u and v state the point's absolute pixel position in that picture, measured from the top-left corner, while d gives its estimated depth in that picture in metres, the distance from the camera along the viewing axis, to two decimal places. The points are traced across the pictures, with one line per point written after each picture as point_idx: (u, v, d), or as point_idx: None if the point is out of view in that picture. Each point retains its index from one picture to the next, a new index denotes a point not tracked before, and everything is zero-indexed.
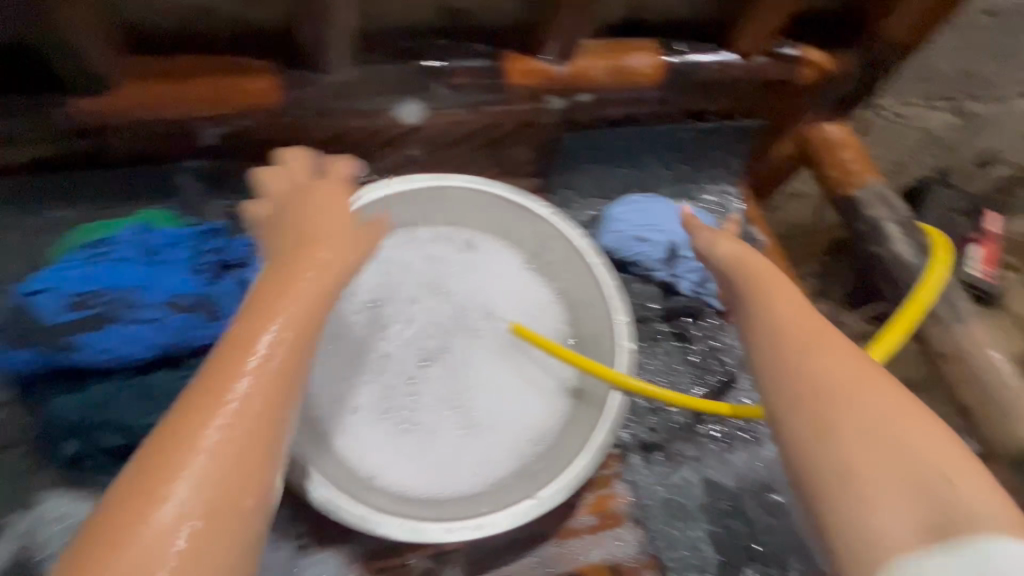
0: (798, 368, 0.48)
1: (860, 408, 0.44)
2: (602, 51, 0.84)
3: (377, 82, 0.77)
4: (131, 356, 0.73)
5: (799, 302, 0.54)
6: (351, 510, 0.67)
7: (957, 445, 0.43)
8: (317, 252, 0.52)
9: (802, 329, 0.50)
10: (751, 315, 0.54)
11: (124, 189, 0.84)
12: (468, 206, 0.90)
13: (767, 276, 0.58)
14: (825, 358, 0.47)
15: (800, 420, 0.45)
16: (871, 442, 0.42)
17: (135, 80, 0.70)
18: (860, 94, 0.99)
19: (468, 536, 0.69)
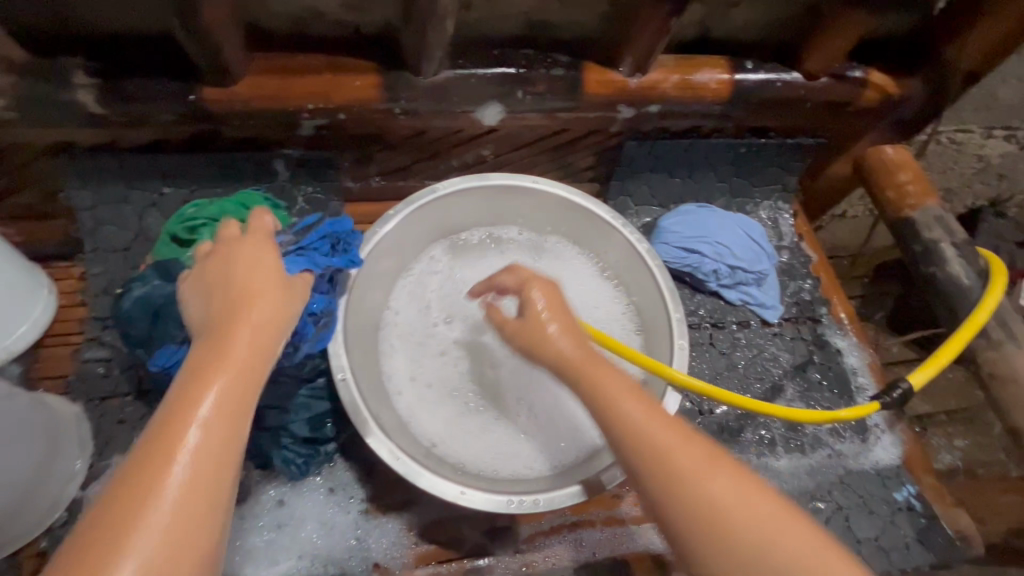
0: (686, 491, 0.51)
1: (745, 517, 0.48)
2: (674, 66, 0.89)
3: (465, 87, 0.84)
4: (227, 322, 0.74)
5: (652, 411, 0.56)
6: (422, 474, 0.71)
7: (826, 543, 0.48)
8: (255, 308, 0.54)
9: (679, 443, 0.53)
10: (615, 428, 0.56)
11: (231, 172, 0.93)
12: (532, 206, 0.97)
13: (591, 367, 0.61)
14: (709, 479, 0.50)
15: (695, 549, 0.50)
16: (755, 566, 0.47)
17: (261, 73, 0.79)
18: (923, 118, 1.01)
19: (528, 510, 0.71)
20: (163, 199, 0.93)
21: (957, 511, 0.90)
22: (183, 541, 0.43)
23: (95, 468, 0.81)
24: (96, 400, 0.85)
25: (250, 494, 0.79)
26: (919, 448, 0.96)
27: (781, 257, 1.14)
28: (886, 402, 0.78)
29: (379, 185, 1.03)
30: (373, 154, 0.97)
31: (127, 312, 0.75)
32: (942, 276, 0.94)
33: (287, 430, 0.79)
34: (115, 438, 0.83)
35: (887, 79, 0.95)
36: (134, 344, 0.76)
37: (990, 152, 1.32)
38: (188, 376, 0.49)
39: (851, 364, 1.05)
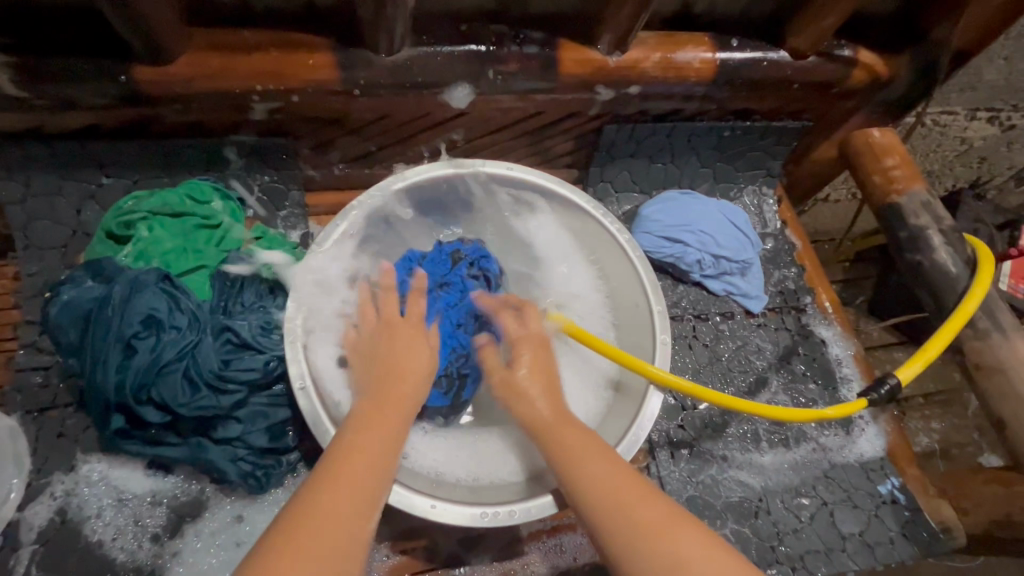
0: (648, 549, 0.48)
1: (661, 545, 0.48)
2: (656, 44, 0.83)
3: (431, 66, 0.77)
4: (170, 330, 0.70)
5: (616, 468, 0.57)
6: (389, 487, 0.67)
7: None
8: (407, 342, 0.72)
9: (642, 499, 0.52)
10: (583, 486, 0.56)
11: (177, 160, 0.85)
12: (504, 196, 0.92)
13: (556, 431, 0.63)
14: (671, 536, 0.48)
15: None
16: None
17: (201, 51, 0.71)
18: (911, 101, 0.97)
19: (505, 522, 0.68)
20: (102, 190, 0.84)
21: (940, 502, 0.89)
22: (356, 531, 0.48)
23: (33, 487, 0.73)
24: (34, 411, 0.77)
25: (206, 510, 0.74)
26: (903, 439, 0.94)
27: (765, 245, 1.10)
28: (875, 399, 0.76)
29: (342, 173, 0.95)
30: (333, 139, 0.89)
31: (68, 323, 0.71)
32: (929, 264, 0.91)
33: (242, 440, 0.73)
34: (56, 453, 0.75)
35: (877, 57, 0.91)
36: (65, 354, 0.71)
37: (973, 134, 1.30)
38: (362, 417, 0.59)
39: (836, 354, 1.03)
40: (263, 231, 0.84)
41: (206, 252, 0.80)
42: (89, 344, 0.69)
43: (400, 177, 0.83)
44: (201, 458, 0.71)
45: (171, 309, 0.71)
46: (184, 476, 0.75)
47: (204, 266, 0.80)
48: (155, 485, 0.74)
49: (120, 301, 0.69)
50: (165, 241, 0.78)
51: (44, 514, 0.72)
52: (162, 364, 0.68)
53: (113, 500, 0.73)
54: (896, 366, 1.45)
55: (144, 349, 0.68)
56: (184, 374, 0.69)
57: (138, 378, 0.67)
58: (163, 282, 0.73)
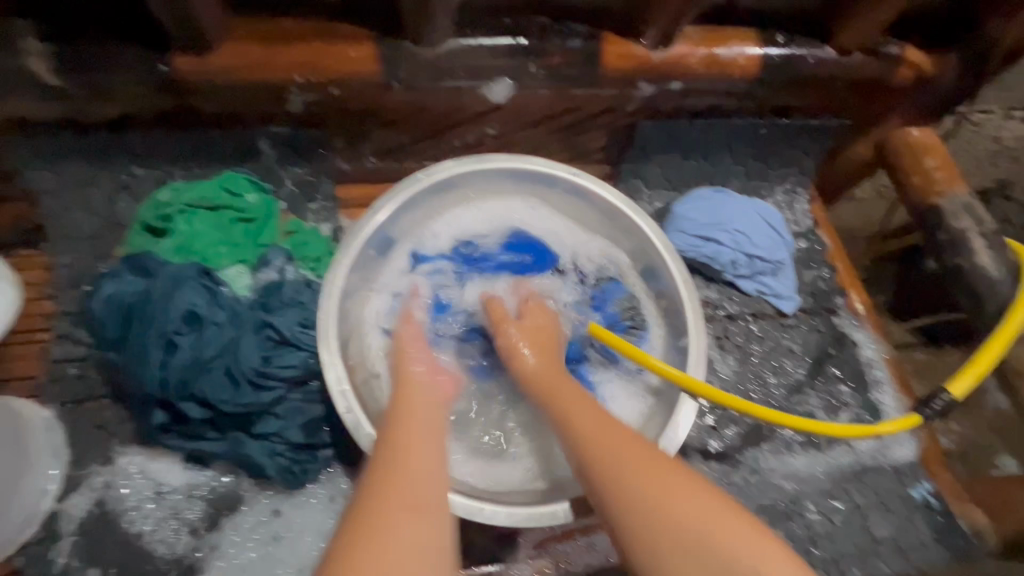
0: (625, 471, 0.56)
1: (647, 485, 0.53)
2: (701, 39, 0.81)
3: (473, 60, 0.76)
4: (209, 323, 0.70)
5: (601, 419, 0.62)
6: None
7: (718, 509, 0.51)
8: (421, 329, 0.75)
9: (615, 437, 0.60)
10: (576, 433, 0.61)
11: (213, 153, 0.85)
12: (528, 193, 0.91)
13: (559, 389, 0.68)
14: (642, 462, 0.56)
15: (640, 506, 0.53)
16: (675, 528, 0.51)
17: (243, 42, 0.70)
18: (954, 100, 0.95)
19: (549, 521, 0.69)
20: (135, 180, 0.84)
21: (969, 506, 0.88)
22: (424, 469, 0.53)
23: (72, 478, 0.74)
24: (71, 402, 0.77)
25: (243, 503, 0.74)
26: (933, 441, 0.93)
27: (797, 244, 1.09)
28: (925, 415, 0.76)
29: (373, 167, 0.93)
30: (366, 132, 0.87)
31: (109, 315, 0.70)
32: (968, 267, 0.89)
33: (280, 436, 0.73)
34: (94, 444, 0.75)
35: (924, 56, 0.90)
36: (107, 347, 0.71)
37: (1008, 133, 1.27)
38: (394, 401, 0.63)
39: (868, 356, 1.02)
40: (299, 225, 0.84)
41: (244, 246, 0.79)
42: (132, 338, 0.68)
43: (426, 172, 0.82)
44: (241, 452, 0.71)
45: (212, 305, 0.71)
46: (222, 470, 0.75)
47: (242, 261, 0.79)
48: (193, 478, 0.74)
49: (161, 297, 0.69)
50: (203, 234, 0.78)
51: (83, 505, 0.73)
52: (202, 358, 0.68)
53: (151, 493, 0.74)
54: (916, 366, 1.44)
55: (186, 346, 0.68)
56: (225, 371, 0.69)
57: (180, 375, 0.67)
58: (202, 277, 0.72)
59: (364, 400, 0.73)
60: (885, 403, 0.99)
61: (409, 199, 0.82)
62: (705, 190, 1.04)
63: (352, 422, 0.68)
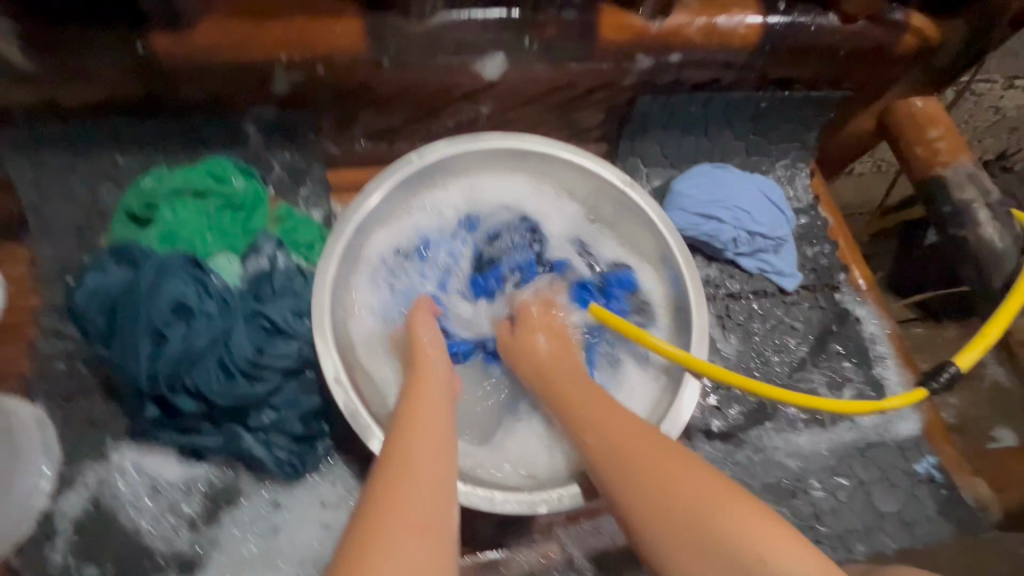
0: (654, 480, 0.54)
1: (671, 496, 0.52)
2: (700, 8, 0.78)
3: (465, 33, 0.73)
4: (199, 315, 0.67)
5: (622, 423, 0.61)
6: None
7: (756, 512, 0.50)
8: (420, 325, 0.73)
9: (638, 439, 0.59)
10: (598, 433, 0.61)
11: (198, 138, 0.82)
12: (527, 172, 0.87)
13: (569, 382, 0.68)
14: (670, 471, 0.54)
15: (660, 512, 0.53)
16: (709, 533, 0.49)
17: (222, 19, 0.67)
18: (959, 67, 0.93)
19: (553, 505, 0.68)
20: (116, 169, 0.81)
21: (975, 481, 0.88)
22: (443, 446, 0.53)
23: (66, 475, 0.72)
24: (60, 399, 0.75)
25: (242, 496, 0.73)
26: (937, 415, 0.93)
27: (798, 221, 1.07)
28: (930, 389, 0.76)
29: (364, 150, 0.90)
30: (355, 113, 0.84)
31: (94, 308, 0.68)
32: (973, 239, 0.88)
33: (278, 426, 0.71)
34: (86, 440, 0.74)
35: (928, 22, 0.87)
36: (94, 342, 0.69)
37: (1009, 102, 1.25)
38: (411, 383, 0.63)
39: (870, 332, 1.01)
40: (289, 211, 0.81)
41: (232, 234, 0.77)
42: (118, 332, 0.66)
43: (417, 154, 0.79)
44: (238, 445, 0.70)
45: (201, 295, 0.68)
46: (219, 463, 0.73)
47: (231, 249, 0.76)
48: (190, 472, 0.73)
49: (147, 287, 0.66)
50: (189, 222, 0.75)
51: (79, 502, 0.71)
52: (194, 350, 0.66)
53: (147, 488, 0.72)
54: (915, 341, 1.43)
55: (175, 338, 0.66)
56: (218, 362, 0.67)
57: (171, 368, 0.65)
58: (190, 266, 0.70)
59: (363, 387, 0.71)
60: (888, 378, 0.98)
61: (400, 183, 0.79)
62: (704, 166, 1.02)
63: (348, 410, 0.67)
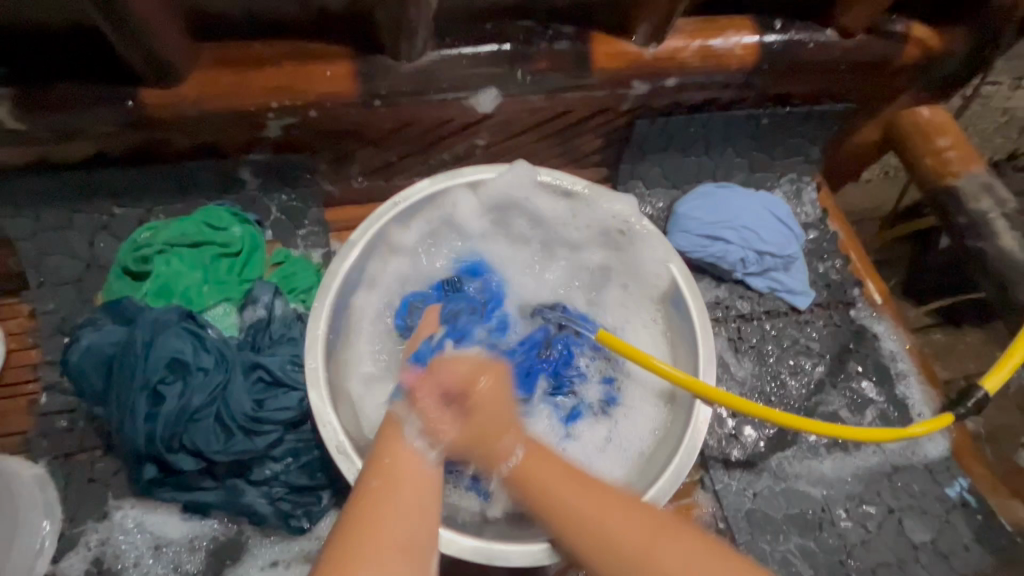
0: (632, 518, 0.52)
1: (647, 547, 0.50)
2: (695, 31, 0.77)
3: (456, 70, 0.72)
4: (195, 370, 0.66)
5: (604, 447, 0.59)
6: None
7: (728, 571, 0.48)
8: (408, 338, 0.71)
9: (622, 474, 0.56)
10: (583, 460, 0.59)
11: (193, 185, 0.81)
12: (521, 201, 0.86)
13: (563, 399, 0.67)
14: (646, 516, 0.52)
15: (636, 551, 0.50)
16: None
17: (212, 70, 0.66)
18: (964, 75, 0.90)
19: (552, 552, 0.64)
20: (115, 221, 0.80)
21: (1012, 503, 0.84)
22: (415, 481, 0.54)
23: (67, 536, 0.70)
24: (61, 456, 0.73)
25: (247, 552, 0.71)
26: (966, 434, 0.89)
27: (807, 236, 1.04)
28: (958, 414, 0.73)
29: (361, 187, 0.90)
30: (350, 153, 0.83)
31: (91, 368, 0.67)
32: (991, 251, 0.85)
33: (280, 479, 0.69)
34: (87, 500, 0.72)
35: (930, 31, 0.85)
36: (91, 402, 0.68)
37: (1017, 104, 1.22)
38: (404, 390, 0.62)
39: (890, 349, 0.97)
40: (285, 255, 0.80)
41: (228, 283, 0.76)
42: (114, 392, 0.65)
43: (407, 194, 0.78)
44: (240, 501, 0.68)
45: (197, 349, 0.67)
46: (222, 518, 0.71)
47: (227, 300, 0.76)
48: (192, 529, 0.71)
49: (142, 345, 0.66)
50: (183, 275, 0.75)
51: (79, 564, 0.69)
52: (191, 407, 0.65)
53: (150, 547, 0.70)
54: (935, 349, 1.39)
55: (172, 396, 0.65)
56: (216, 418, 0.66)
57: (168, 427, 0.64)
58: (186, 320, 0.69)
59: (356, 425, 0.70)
60: (912, 397, 0.94)
61: (391, 224, 0.78)
62: (708, 186, 1.00)
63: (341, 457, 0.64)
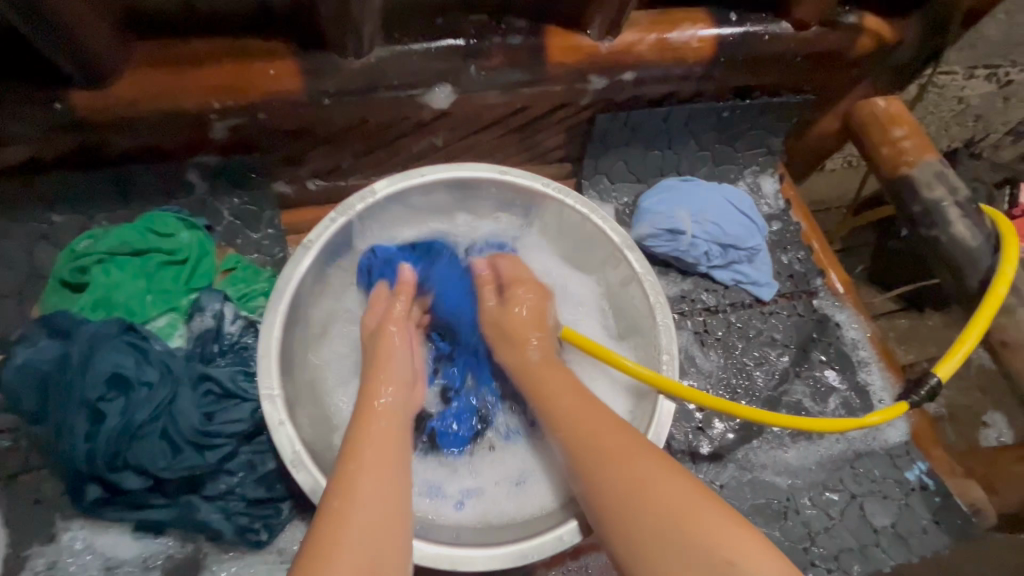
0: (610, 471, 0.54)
1: (626, 484, 0.52)
2: (649, 24, 0.76)
3: (407, 66, 0.70)
4: (138, 385, 0.64)
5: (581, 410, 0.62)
6: None
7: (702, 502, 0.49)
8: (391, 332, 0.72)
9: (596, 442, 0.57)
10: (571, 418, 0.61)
11: (137, 190, 0.78)
12: (474, 201, 0.84)
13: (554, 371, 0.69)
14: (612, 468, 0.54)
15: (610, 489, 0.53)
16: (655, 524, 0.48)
17: (147, 70, 0.63)
18: (916, 64, 0.91)
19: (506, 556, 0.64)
20: (53, 230, 0.76)
21: (968, 484, 0.86)
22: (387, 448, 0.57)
23: (13, 562, 0.67)
24: (2, 480, 0.70)
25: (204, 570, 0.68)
26: (925, 419, 0.91)
27: (771, 227, 1.05)
28: (914, 402, 0.75)
29: (317, 189, 0.87)
30: (304, 153, 0.80)
31: (26, 387, 0.64)
32: (945, 238, 0.87)
33: (235, 494, 0.67)
34: (33, 523, 0.69)
35: (882, 23, 0.86)
36: (29, 421, 0.65)
37: (970, 93, 1.25)
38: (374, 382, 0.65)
39: (852, 337, 0.99)
40: (237, 260, 0.78)
41: (174, 292, 0.73)
42: (53, 410, 0.62)
43: (357, 198, 0.75)
44: (192, 519, 0.66)
45: (140, 363, 0.65)
46: (177, 537, 0.69)
47: (173, 310, 0.73)
48: (145, 548, 0.68)
49: (80, 361, 0.63)
50: (124, 284, 0.71)
51: None
52: (134, 423, 0.62)
53: (101, 569, 0.68)
54: (900, 334, 1.42)
55: (113, 414, 0.62)
56: (162, 433, 0.63)
57: (110, 445, 0.61)
58: (128, 332, 0.66)
59: (312, 438, 0.68)
60: (874, 384, 0.96)
61: (342, 230, 0.75)
62: (672, 179, 1.00)
63: (296, 471, 0.62)
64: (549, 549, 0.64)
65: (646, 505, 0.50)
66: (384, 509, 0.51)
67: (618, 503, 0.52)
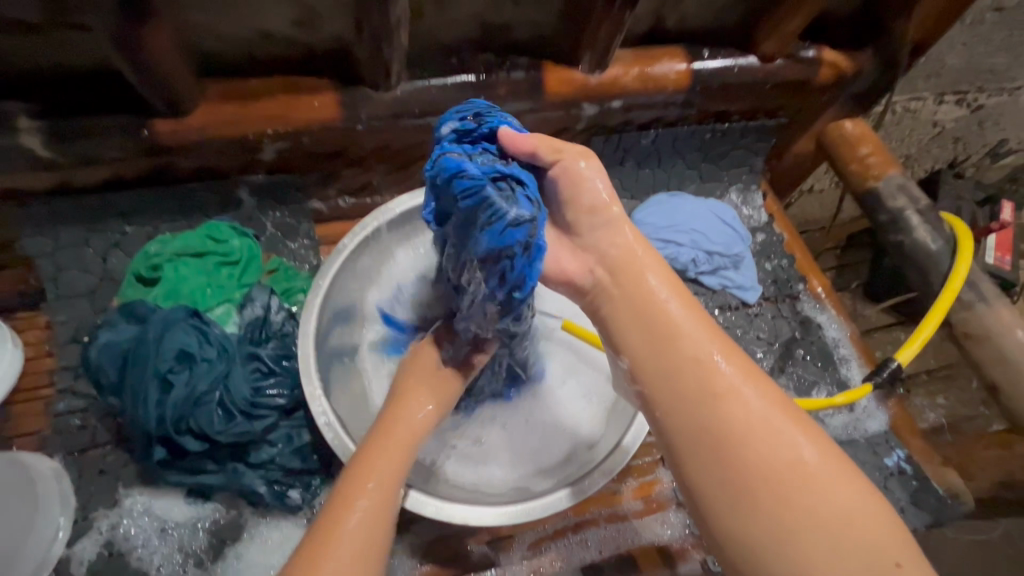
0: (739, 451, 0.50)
1: (771, 477, 0.49)
2: (633, 60, 0.89)
3: (427, 97, 0.83)
4: (201, 360, 0.75)
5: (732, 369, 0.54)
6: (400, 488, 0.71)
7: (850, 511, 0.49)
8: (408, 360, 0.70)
9: (740, 401, 0.52)
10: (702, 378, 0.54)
11: (197, 205, 0.91)
12: None
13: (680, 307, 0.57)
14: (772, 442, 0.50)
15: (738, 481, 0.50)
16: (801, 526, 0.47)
17: (215, 102, 0.77)
18: (877, 91, 1.03)
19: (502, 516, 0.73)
20: (125, 238, 0.89)
21: (945, 471, 0.93)
22: (379, 488, 0.58)
23: (81, 523, 0.77)
24: (75, 452, 0.81)
25: (246, 532, 0.78)
26: (904, 411, 0.98)
27: (755, 238, 1.15)
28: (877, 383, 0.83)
29: (347, 205, 1.00)
30: (337, 173, 0.93)
31: (106, 363, 0.76)
32: (910, 243, 0.96)
33: (275, 462, 0.77)
34: (99, 490, 0.79)
35: (841, 55, 0.98)
36: (106, 394, 0.76)
37: (944, 117, 1.36)
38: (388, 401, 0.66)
39: (833, 336, 1.07)
40: (280, 263, 0.91)
41: (228, 287, 0.87)
42: (129, 382, 0.74)
43: (382, 212, 0.86)
44: (239, 482, 0.76)
45: (202, 342, 0.76)
46: (223, 502, 0.78)
47: (228, 302, 0.87)
48: (195, 511, 0.78)
49: (154, 339, 0.75)
50: (189, 279, 0.86)
51: (92, 548, 0.76)
52: (196, 393, 0.73)
53: (157, 530, 0.77)
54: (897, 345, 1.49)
55: (179, 384, 0.73)
56: (218, 403, 0.74)
57: (176, 411, 0.72)
58: (192, 317, 0.78)
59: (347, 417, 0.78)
60: (854, 379, 1.04)
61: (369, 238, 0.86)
62: (663, 194, 1.11)
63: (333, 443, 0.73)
64: (538, 512, 0.73)
65: (794, 498, 0.48)
66: (362, 543, 0.53)
67: (774, 485, 0.49)
